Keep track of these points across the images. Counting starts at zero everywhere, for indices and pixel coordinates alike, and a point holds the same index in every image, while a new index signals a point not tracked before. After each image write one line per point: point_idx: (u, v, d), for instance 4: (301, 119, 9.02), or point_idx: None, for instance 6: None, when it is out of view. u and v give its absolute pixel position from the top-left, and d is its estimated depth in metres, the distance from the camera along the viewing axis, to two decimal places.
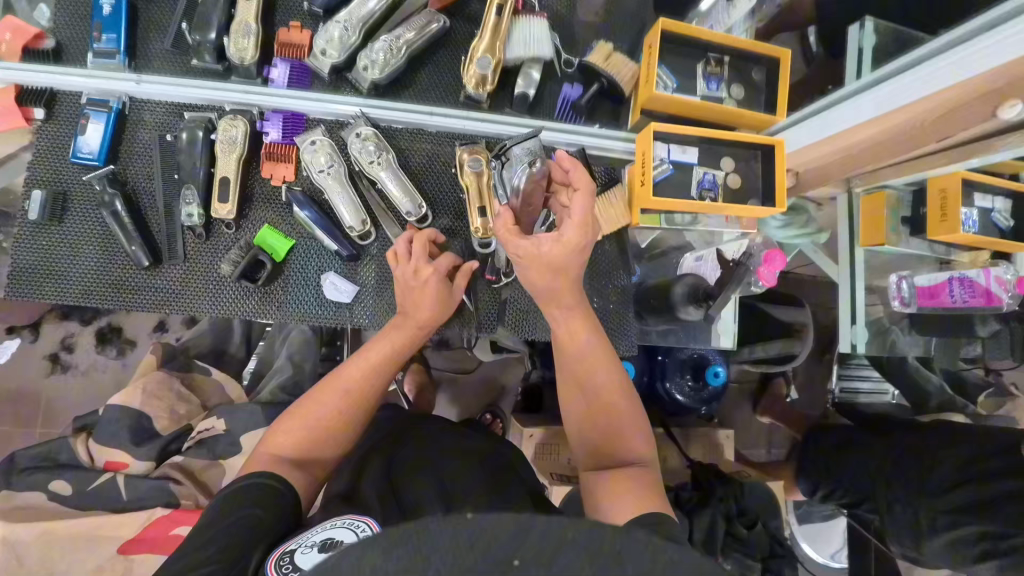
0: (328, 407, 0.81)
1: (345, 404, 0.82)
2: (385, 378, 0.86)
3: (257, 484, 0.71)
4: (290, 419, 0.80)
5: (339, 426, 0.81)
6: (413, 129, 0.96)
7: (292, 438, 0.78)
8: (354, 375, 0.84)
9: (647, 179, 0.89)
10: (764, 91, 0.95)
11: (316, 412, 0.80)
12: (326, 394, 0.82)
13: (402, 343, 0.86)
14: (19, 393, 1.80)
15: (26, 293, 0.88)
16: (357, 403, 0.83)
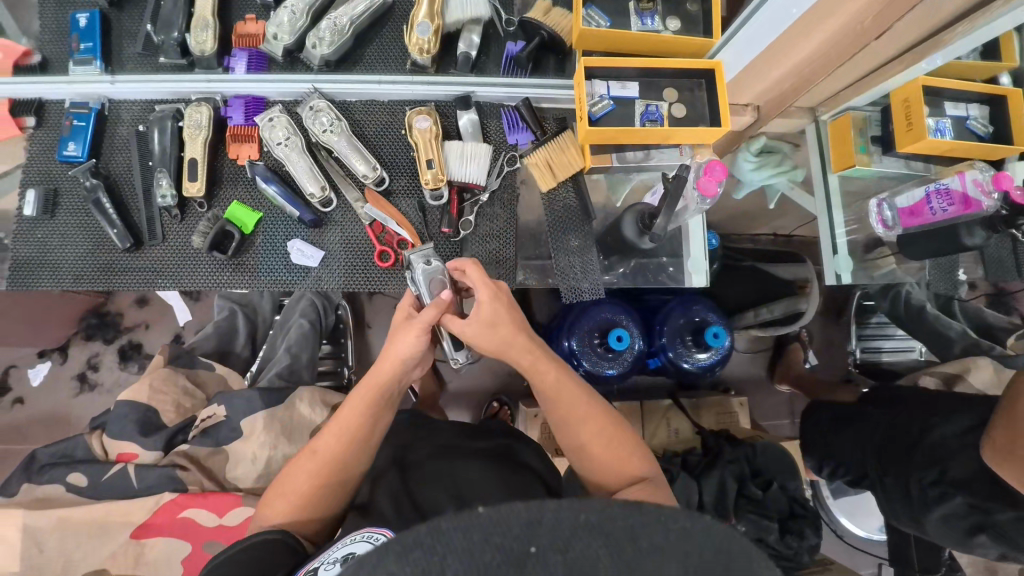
0: (304, 475, 0.85)
1: (316, 466, 0.85)
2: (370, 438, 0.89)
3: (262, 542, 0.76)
4: (275, 491, 0.86)
5: (318, 487, 0.85)
6: (366, 101, 1.00)
7: (278, 502, 0.84)
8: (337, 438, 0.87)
9: (583, 112, 0.91)
10: (701, 21, 0.97)
11: (295, 484, 0.85)
12: (299, 467, 0.86)
13: (369, 401, 0.87)
14: (51, 412, 1.92)
15: (26, 282, 0.96)
16: (327, 464, 0.85)
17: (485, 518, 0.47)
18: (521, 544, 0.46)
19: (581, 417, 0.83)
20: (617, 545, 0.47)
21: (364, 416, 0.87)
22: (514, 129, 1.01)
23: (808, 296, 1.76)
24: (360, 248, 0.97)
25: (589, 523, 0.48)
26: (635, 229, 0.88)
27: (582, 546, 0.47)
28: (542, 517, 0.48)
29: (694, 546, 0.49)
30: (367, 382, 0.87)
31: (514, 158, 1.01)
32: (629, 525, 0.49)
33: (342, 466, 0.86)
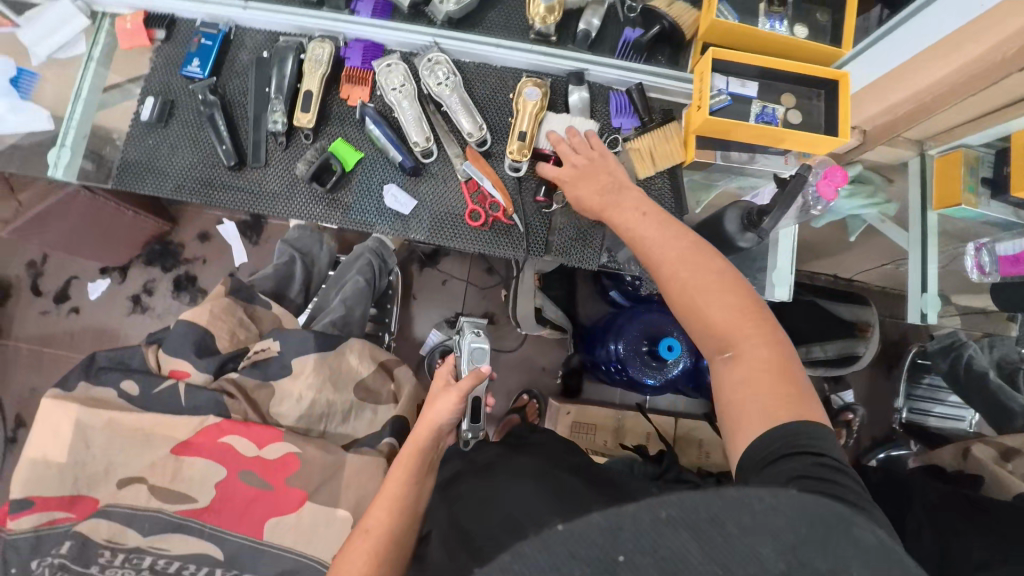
0: (360, 558, 0.86)
1: (369, 545, 0.87)
2: (406, 508, 0.92)
3: None
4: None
5: (377, 568, 0.86)
6: (480, 63, 1.02)
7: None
8: (381, 514, 0.90)
9: (704, 101, 0.89)
10: (829, 32, 0.96)
11: (350, 569, 0.86)
12: (353, 551, 0.88)
13: (411, 463, 0.95)
14: (102, 327, 1.99)
15: (131, 183, 1.00)
16: (382, 537, 0.88)
17: (566, 534, 0.48)
18: (607, 553, 0.48)
19: (673, 267, 0.78)
20: (704, 536, 0.49)
21: (410, 481, 0.94)
22: (620, 113, 1.01)
23: (867, 340, 1.72)
24: (451, 204, 0.98)
25: (670, 520, 0.49)
26: (739, 225, 0.86)
27: (668, 540, 0.48)
28: (622, 525, 0.49)
29: (786, 526, 0.50)
30: (409, 451, 0.96)
31: (615, 140, 1.01)
32: (713, 513, 0.49)
33: (395, 539, 0.89)
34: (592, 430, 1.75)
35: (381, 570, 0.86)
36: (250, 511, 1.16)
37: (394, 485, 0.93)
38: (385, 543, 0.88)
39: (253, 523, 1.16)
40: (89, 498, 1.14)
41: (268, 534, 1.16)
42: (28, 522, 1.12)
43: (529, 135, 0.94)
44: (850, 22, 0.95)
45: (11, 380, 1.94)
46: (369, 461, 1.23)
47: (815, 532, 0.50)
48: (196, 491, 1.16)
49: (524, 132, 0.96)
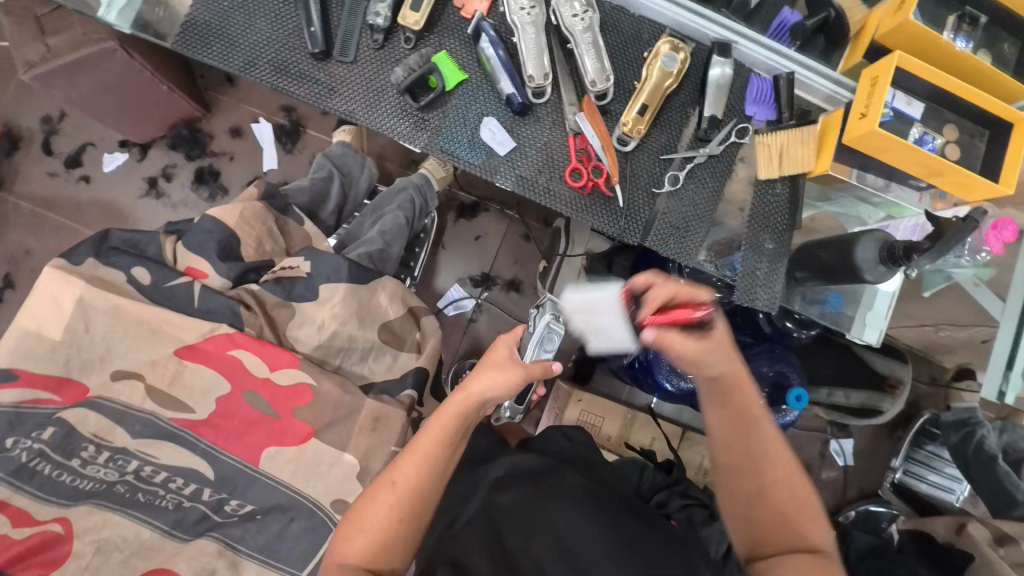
0: (380, 511, 0.80)
1: (393, 502, 0.80)
2: (437, 469, 0.83)
3: None
4: (350, 527, 0.81)
5: (397, 526, 0.80)
6: (616, 6, 0.89)
7: (357, 539, 0.79)
8: (410, 472, 0.82)
9: (874, 109, 0.77)
10: (1013, 66, 0.85)
11: (369, 522, 0.80)
12: (376, 500, 0.81)
13: (449, 427, 0.84)
14: (110, 203, 1.84)
15: (192, 46, 0.85)
16: (408, 498, 0.81)
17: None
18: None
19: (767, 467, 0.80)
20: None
21: (445, 443, 0.84)
22: (757, 101, 0.90)
23: (895, 396, 1.66)
24: (552, 156, 0.86)
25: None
26: (874, 256, 0.77)
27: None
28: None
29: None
30: (450, 411, 0.84)
31: (745, 130, 0.90)
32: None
33: (422, 498, 0.81)
34: (599, 425, 1.66)
35: (400, 532, 0.80)
36: (248, 435, 1.08)
37: (425, 443, 0.84)
38: (412, 502, 0.81)
39: (251, 449, 1.07)
40: (80, 385, 1.04)
41: (264, 463, 1.07)
42: (9, 397, 0.99)
43: (652, 106, 0.84)
44: None
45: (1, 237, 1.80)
46: (383, 409, 1.14)
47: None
48: (194, 402, 1.07)
49: (648, 102, 0.84)
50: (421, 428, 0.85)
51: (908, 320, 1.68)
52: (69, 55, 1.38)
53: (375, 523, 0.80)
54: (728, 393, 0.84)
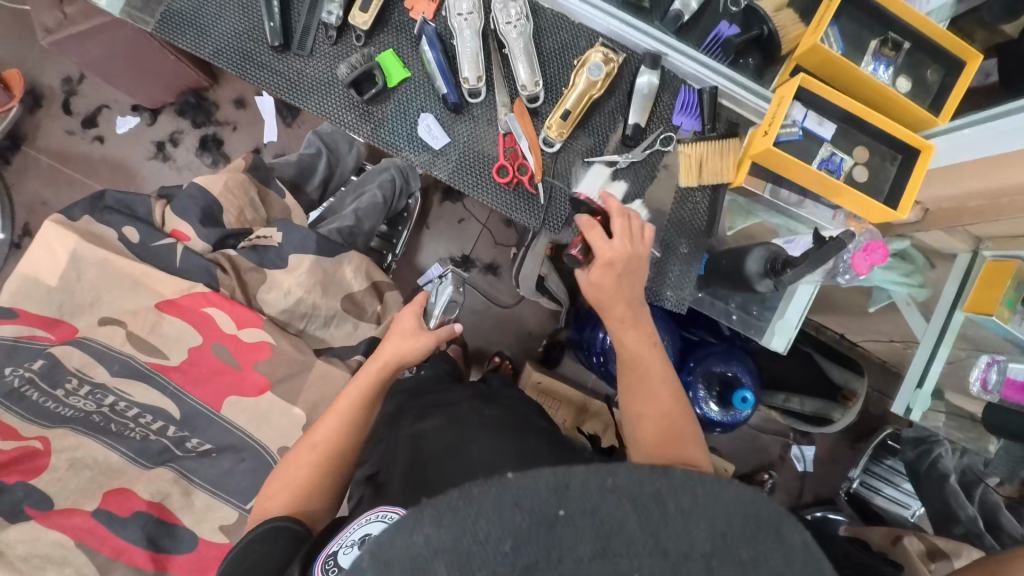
0: (303, 466, 0.91)
1: (317, 454, 0.92)
2: (360, 416, 0.96)
3: (260, 534, 0.80)
4: (276, 487, 0.90)
5: (320, 472, 0.90)
6: (558, 13, 0.94)
7: (281, 495, 0.88)
8: (331, 424, 0.94)
9: (773, 129, 0.82)
10: (932, 94, 0.87)
11: (294, 477, 0.90)
12: (299, 458, 0.92)
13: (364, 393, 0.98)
14: (122, 162, 2.00)
15: (171, 33, 0.95)
16: (327, 454, 0.92)
17: (515, 487, 0.50)
18: (549, 507, 0.49)
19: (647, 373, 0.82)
20: (645, 510, 0.50)
21: (362, 403, 0.97)
22: (683, 111, 0.95)
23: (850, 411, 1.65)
24: (483, 152, 0.94)
25: (616, 488, 0.51)
26: (760, 267, 0.84)
27: (611, 509, 0.50)
28: (569, 483, 0.50)
29: (722, 513, 0.51)
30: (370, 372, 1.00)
31: (670, 138, 0.95)
32: (656, 491, 0.52)
33: (342, 444, 0.93)
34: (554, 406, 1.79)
35: (323, 477, 0.90)
36: (213, 381, 1.21)
37: (343, 398, 0.98)
38: (333, 447, 0.92)
39: (213, 394, 1.21)
40: (70, 326, 1.19)
41: (225, 409, 1.21)
42: (10, 330, 1.15)
43: (574, 114, 0.90)
44: (959, 89, 0.84)
45: (23, 186, 1.98)
46: (336, 371, 1.27)
47: (748, 525, 0.51)
48: (168, 349, 1.21)
49: (570, 110, 0.90)
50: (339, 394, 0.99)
51: (874, 333, 1.70)
52: (82, 23, 1.49)
53: (296, 474, 0.90)
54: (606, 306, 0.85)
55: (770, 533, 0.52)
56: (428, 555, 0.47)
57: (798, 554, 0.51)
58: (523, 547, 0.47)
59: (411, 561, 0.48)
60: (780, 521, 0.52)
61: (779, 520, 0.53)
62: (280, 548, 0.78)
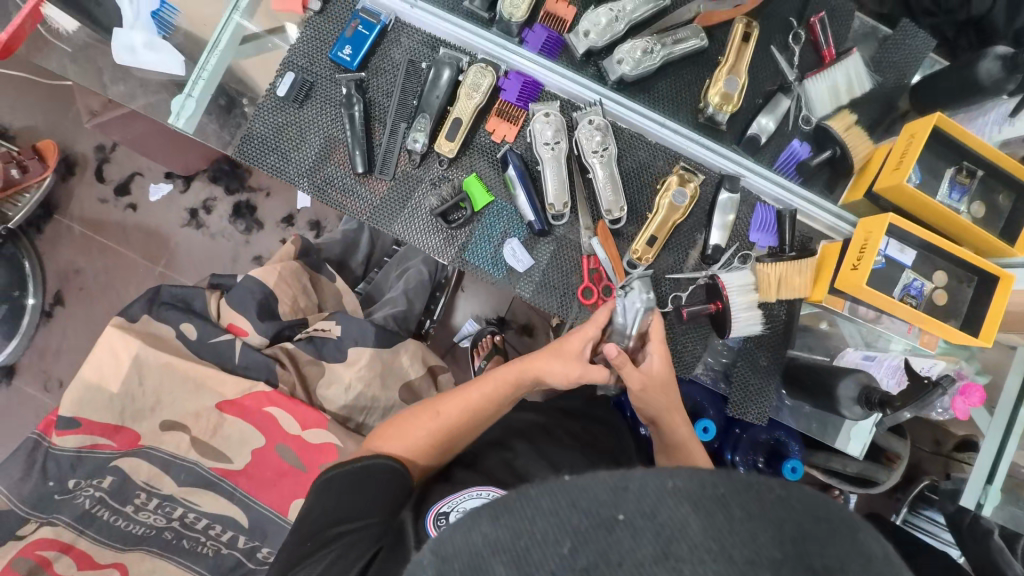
0: (422, 432, 0.83)
1: (436, 426, 0.83)
2: (484, 416, 0.86)
3: (376, 467, 0.77)
4: (393, 430, 0.84)
5: (435, 447, 0.83)
6: (635, 132, 0.96)
7: (396, 443, 0.82)
8: (455, 406, 0.85)
9: (865, 264, 0.84)
10: (1004, 218, 0.90)
11: (412, 433, 0.83)
12: (420, 417, 0.85)
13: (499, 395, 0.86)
14: (155, 229, 1.99)
15: (252, 157, 0.95)
16: (447, 431, 0.84)
17: (571, 485, 0.37)
18: (604, 508, 0.36)
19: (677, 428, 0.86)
20: (709, 513, 0.35)
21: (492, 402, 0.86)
22: (761, 229, 0.97)
23: (891, 470, 1.41)
24: (567, 274, 0.94)
25: (678, 490, 0.36)
26: (854, 395, 0.87)
27: (671, 512, 0.35)
28: (629, 482, 0.36)
29: (792, 517, 0.35)
30: (512, 376, 0.85)
31: (746, 256, 0.97)
32: (724, 491, 0.36)
33: (458, 434, 0.85)
34: None
35: (435, 449, 0.83)
36: (279, 485, 1.21)
37: (478, 391, 0.86)
38: (451, 432, 0.84)
39: (280, 497, 1.20)
40: (132, 432, 1.18)
41: (291, 513, 1.20)
42: (72, 442, 1.14)
43: (660, 240, 0.91)
44: None
45: (54, 255, 1.95)
46: None
47: (821, 534, 0.35)
48: (232, 452, 1.21)
49: (656, 235, 0.92)
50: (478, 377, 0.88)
51: None
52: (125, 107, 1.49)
53: (410, 433, 0.83)
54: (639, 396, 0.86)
55: (849, 537, 0.36)
56: (485, 555, 0.36)
57: (881, 568, 0.36)
58: (584, 556, 0.34)
59: (465, 569, 0.37)
60: (855, 523, 0.37)
61: (854, 523, 0.37)
62: (391, 498, 0.75)
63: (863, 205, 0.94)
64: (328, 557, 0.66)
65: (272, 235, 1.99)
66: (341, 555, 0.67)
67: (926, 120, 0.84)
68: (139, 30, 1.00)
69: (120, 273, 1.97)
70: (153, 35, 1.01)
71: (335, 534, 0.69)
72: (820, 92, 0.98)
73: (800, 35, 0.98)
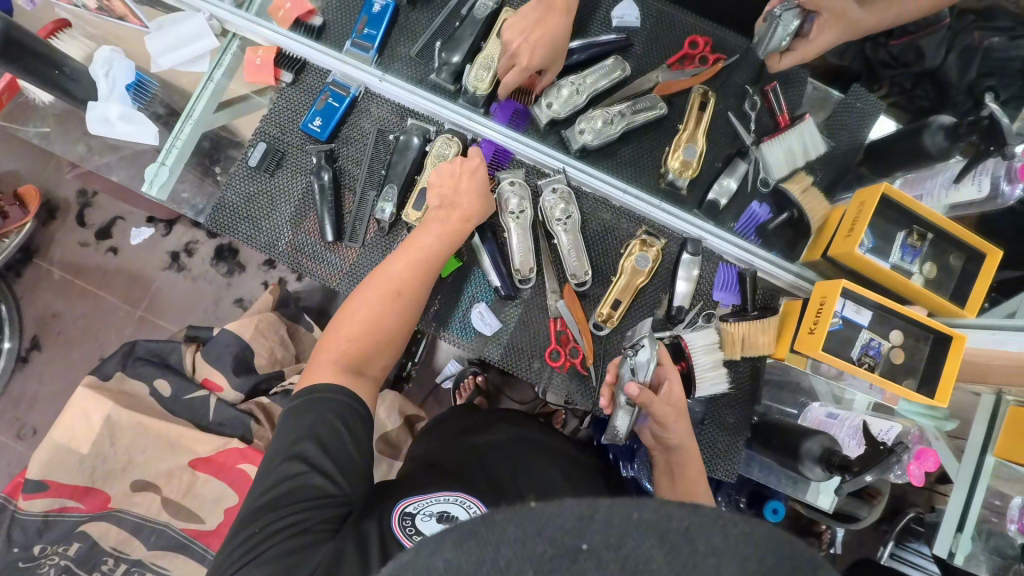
0: (372, 309, 0.83)
1: (391, 302, 0.84)
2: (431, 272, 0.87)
3: (332, 399, 0.74)
4: (340, 328, 0.82)
5: (389, 320, 0.83)
6: (599, 197, 0.99)
7: (344, 340, 0.80)
8: (404, 276, 0.85)
9: (820, 329, 0.86)
10: (956, 280, 0.92)
11: (362, 321, 0.82)
12: (365, 305, 0.83)
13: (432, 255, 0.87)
14: (136, 273, 1.99)
15: (224, 225, 0.97)
16: (397, 298, 0.84)
17: (539, 513, 0.36)
18: (568, 538, 0.35)
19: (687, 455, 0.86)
20: (675, 546, 0.34)
21: (425, 256, 0.87)
22: (723, 289, 0.99)
23: (871, 506, 1.27)
24: (535, 336, 0.96)
25: (644, 522, 0.35)
26: (816, 454, 0.87)
27: (636, 544, 0.34)
28: (596, 512, 0.36)
29: (757, 554, 0.35)
30: (442, 231, 0.88)
31: (710, 315, 0.99)
32: (688, 524, 0.35)
33: (408, 305, 0.85)
34: None
35: (390, 330, 0.83)
36: None
37: (416, 252, 0.87)
38: (406, 300, 0.85)
39: None
40: (102, 494, 1.16)
41: None
42: (40, 506, 1.12)
43: (624, 304, 0.94)
44: (983, 280, 0.90)
45: (34, 300, 1.95)
46: None
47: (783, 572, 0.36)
48: (205, 512, 1.20)
49: (620, 299, 0.95)
50: (407, 243, 0.88)
51: None
52: None
53: (361, 323, 0.82)
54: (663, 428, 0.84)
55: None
56: None
57: None
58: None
59: None
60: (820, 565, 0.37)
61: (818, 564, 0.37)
62: (357, 465, 0.72)
63: (822, 264, 0.96)
64: (288, 540, 0.64)
65: (255, 278, 2.00)
66: (300, 539, 0.65)
67: (875, 188, 0.88)
68: (114, 102, 1.01)
69: (100, 317, 1.96)
70: (129, 107, 1.02)
71: (298, 509, 0.66)
72: (778, 157, 1.00)
73: (756, 102, 1.01)
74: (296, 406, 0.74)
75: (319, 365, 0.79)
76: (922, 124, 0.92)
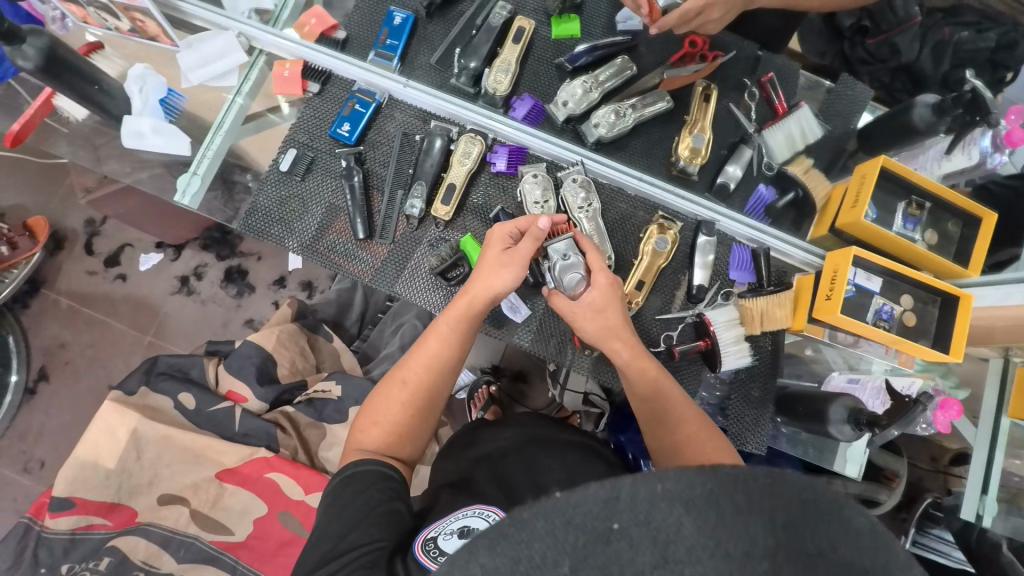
0: (393, 404, 0.86)
1: (407, 393, 0.86)
2: (453, 356, 0.87)
3: (362, 473, 0.78)
4: (366, 423, 0.86)
5: (408, 410, 0.85)
6: (616, 186, 1.04)
7: (374, 428, 0.85)
8: (423, 365, 0.87)
9: (837, 295, 0.90)
10: (956, 244, 0.99)
11: (387, 413, 0.85)
12: (391, 397, 0.86)
13: (457, 327, 0.87)
14: (144, 299, 1.99)
15: (260, 229, 1.00)
16: (420, 390, 0.86)
17: (564, 502, 0.36)
18: (598, 521, 0.36)
19: (644, 373, 0.83)
20: (701, 511, 0.36)
21: (450, 328, 0.87)
22: (739, 268, 1.03)
23: (890, 489, 1.29)
24: (564, 322, 1.00)
25: (671, 493, 0.36)
26: (843, 417, 0.92)
27: (665, 516, 0.35)
28: (620, 493, 0.36)
29: (780, 505, 0.37)
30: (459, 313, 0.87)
31: (728, 293, 1.03)
32: (711, 488, 0.36)
33: (432, 393, 0.86)
34: None
35: (415, 416, 0.86)
36: (281, 554, 1.18)
37: (435, 339, 0.87)
38: (432, 389, 0.86)
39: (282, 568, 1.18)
40: (129, 510, 1.15)
41: None
42: (66, 524, 1.11)
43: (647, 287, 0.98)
44: (982, 242, 0.96)
45: (40, 331, 1.93)
46: None
47: (810, 519, 0.37)
48: (233, 524, 1.19)
49: (643, 280, 0.99)
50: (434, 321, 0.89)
51: None
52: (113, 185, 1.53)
53: (390, 417, 0.85)
54: (600, 340, 0.85)
55: (833, 514, 0.38)
56: None
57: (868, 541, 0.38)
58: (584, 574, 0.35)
59: None
60: (840, 501, 0.38)
61: (840, 501, 0.39)
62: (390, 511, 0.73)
63: (828, 240, 1.02)
64: None
65: (264, 298, 2.01)
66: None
67: (875, 163, 0.94)
68: (146, 116, 1.05)
69: (107, 344, 1.95)
70: (160, 119, 1.06)
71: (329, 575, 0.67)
72: (778, 141, 1.07)
73: (754, 93, 1.09)
74: (331, 485, 0.79)
75: (350, 455, 0.84)
76: (908, 104, 0.99)
